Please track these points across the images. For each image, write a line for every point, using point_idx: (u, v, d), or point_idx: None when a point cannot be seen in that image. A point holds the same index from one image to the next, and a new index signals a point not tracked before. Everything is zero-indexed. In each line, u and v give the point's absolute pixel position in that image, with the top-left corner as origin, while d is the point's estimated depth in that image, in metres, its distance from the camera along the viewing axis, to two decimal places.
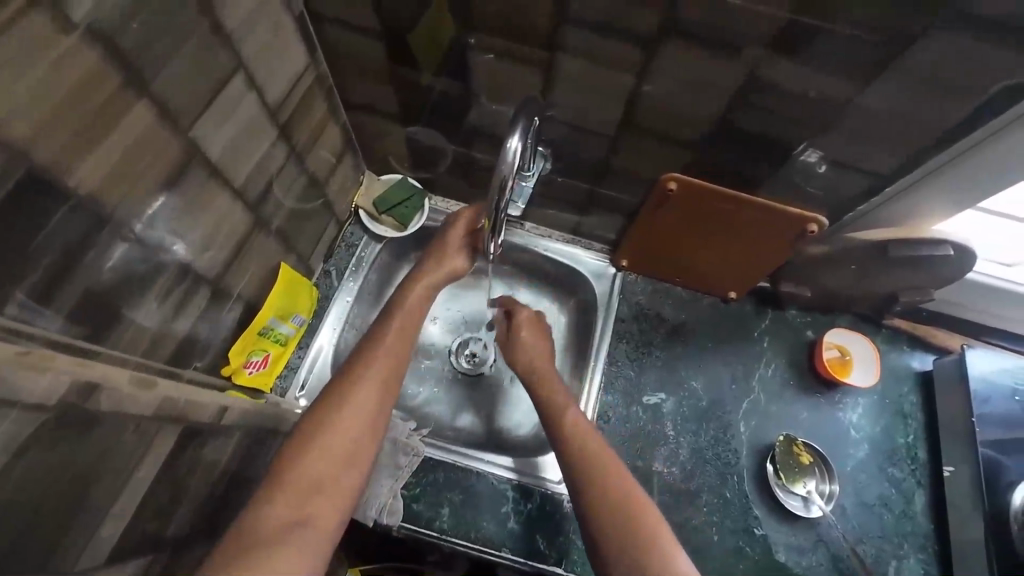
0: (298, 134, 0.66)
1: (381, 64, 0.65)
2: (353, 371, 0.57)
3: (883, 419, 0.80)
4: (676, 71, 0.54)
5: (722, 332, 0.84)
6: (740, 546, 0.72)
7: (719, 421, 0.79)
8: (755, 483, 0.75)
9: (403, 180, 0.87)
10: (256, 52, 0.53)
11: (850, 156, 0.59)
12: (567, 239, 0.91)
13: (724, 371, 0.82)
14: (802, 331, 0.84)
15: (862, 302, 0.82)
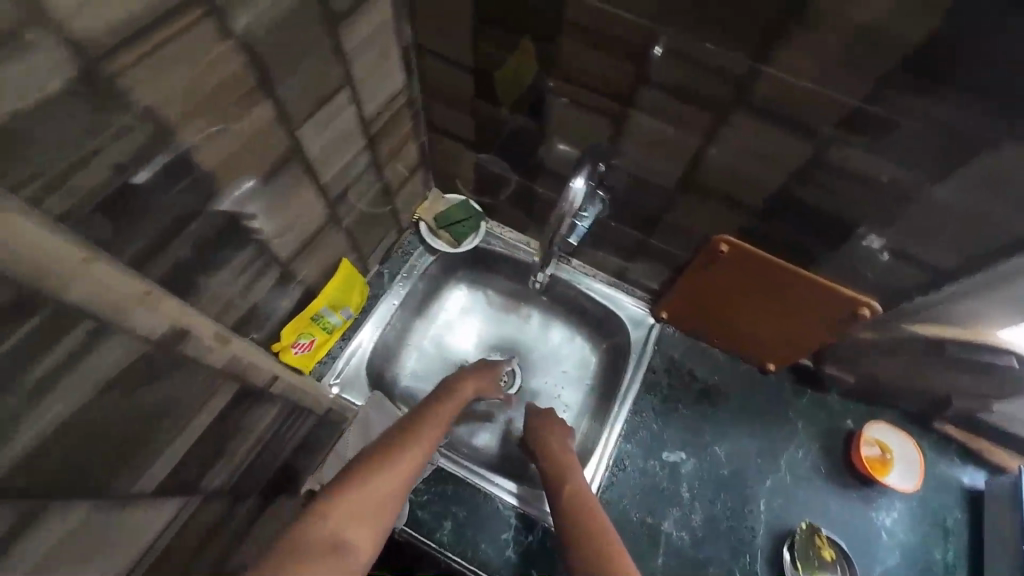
0: (382, 147, 0.73)
1: (468, 97, 0.71)
2: (417, 422, 0.66)
3: (921, 530, 0.75)
4: (743, 141, 0.56)
5: (755, 402, 0.82)
6: None
7: (738, 494, 0.76)
8: (767, 567, 0.71)
9: (466, 201, 0.93)
10: (363, 73, 0.60)
11: (911, 248, 0.58)
12: (611, 282, 0.92)
13: (752, 443, 0.80)
14: (841, 418, 0.81)
15: (912, 400, 0.78)
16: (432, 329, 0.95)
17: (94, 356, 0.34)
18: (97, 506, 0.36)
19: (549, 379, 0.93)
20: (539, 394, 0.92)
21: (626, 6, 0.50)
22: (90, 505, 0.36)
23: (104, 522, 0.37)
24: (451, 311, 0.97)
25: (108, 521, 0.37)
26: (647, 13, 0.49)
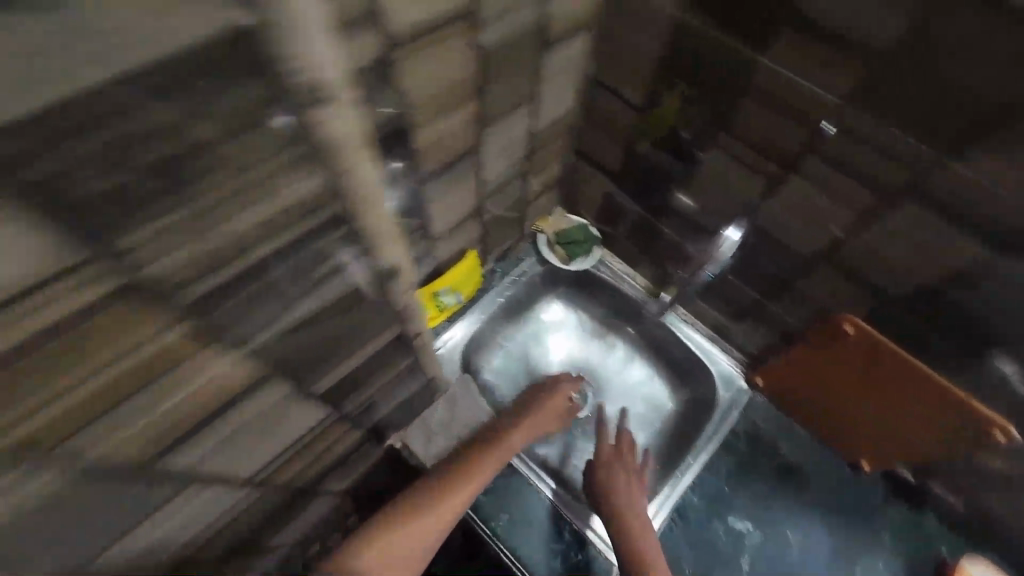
0: (534, 160, 0.80)
1: (625, 132, 0.77)
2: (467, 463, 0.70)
3: None
4: (903, 229, 0.56)
5: (838, 498, 0.78)
6: None
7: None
8: None
9: (586, 224, 0.98)
10: (546, 93, 0.68)
11: None
12: (708, 334, 0.92)
13: (826, 537, 0.76)
14: (933, 543, 0.75)
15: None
16: (524, 335, 1.03)
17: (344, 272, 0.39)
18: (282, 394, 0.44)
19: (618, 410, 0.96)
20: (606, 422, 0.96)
21: (817, 81, 0.53)
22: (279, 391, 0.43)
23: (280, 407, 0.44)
24: (542, 324, 1.04)
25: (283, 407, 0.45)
26: (834, 92, 0.52)
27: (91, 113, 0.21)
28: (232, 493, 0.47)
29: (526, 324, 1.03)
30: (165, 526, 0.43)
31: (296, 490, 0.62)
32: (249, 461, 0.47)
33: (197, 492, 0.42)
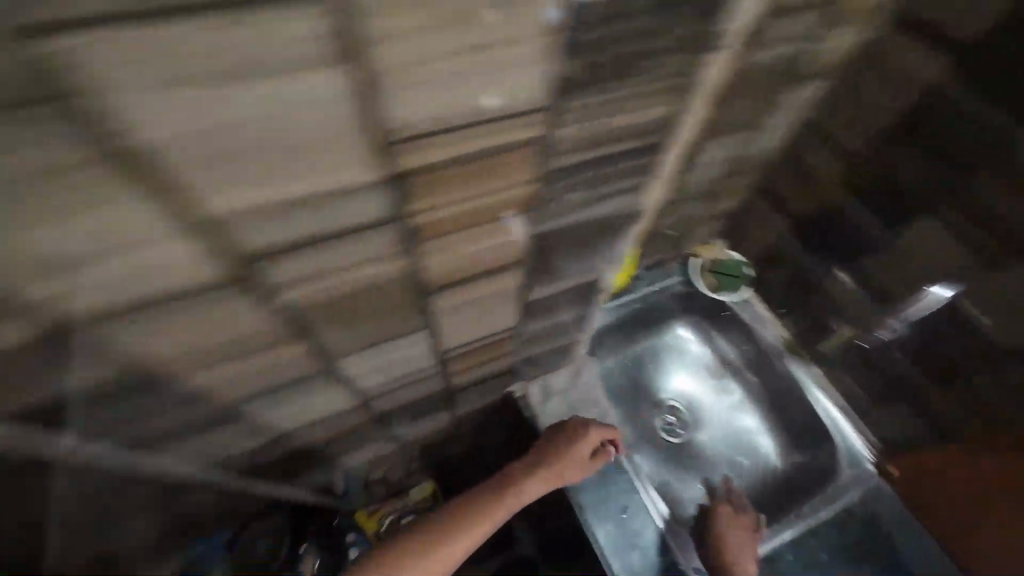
0: (723, 184, 0.85)
1: (829, 182, 0.79)
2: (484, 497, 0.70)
3: None
4: None
5: None
6: None
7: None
8: None
9: (740, 259, 1.02)
10: (768, 124, 0.73)
11: None
12: (841, 407, 0.91)
13: None
14: None
15: None
16: (647, 346, 1.07)
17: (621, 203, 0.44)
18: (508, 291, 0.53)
19: (722, 452, 0.98)
20: (706, 458, 0.98)
21: None
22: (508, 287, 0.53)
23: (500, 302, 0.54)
24: (665, 343, 1.08)
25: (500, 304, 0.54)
26: None
27: (615, 41, 0.27)
28: (429, 356, 0.57)
29: (652, 337, 1.07)
30: (385, 357, 0.53)
31: (446, 387, 0.71)
32: (455, 336, 0.56)
33: (421, 339, 0.52)
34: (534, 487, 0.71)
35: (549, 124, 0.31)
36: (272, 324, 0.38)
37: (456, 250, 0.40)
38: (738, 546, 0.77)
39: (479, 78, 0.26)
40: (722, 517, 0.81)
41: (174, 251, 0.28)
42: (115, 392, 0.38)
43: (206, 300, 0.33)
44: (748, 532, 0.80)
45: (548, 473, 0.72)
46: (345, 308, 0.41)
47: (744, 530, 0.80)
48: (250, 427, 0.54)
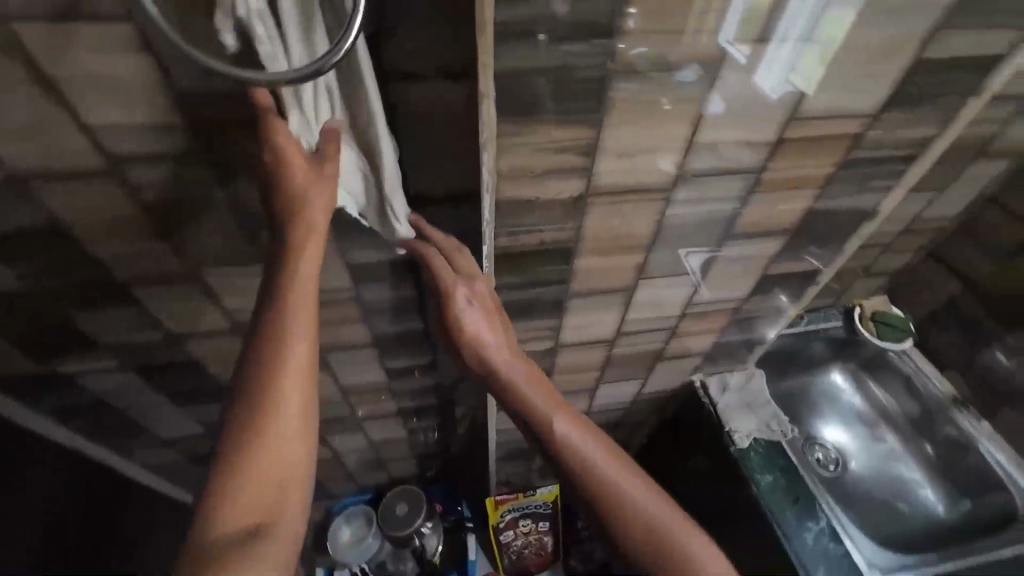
0: (900, 240, 1.03)
1: (1002, 247, 0.97)
2: (284, 349, 0.48)
3: None
4: None
5: None
6: None
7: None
8: None
9: (903, 316, 1.13)
10: (952, 191, 0.92)
11: None
12: (1014, 462, 0.98)
13: None
14: None
15: None
16: (800, 382, 1.18)
17: (873, 200, 0.67)
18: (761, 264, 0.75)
19: (880, 492, 1.07)
20: (864, 493, 1.07)
21: None
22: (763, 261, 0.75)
23: (751, 272, 0.76)
24: (823, 387, 1.18)
25: (750, 273, 0.76)
26: None
27: (925, 83, 0.52)
28: (681, 303, 0.79)
29: (805, 375, 1.19)
30: (664, 294, 0.75)
31: (660, 349, 0.91)
32: (706, 290, 0.77)
33: (690, 283, 0.74)
34: (312, 342, 0.49)
35: (867, 126, 0.55)
36: (652, 231, 0.63)
37: (769, 208, 0.63)
38: (477, 326, 0.60)
39: (778, 88, 0.49)
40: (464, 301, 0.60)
41: (667, 154, 0.53)
42: (550, 253, 0.62)
43: (650, 194, 0.58)
44: (487, 318, 0.61)
45: (284, 342, 0.48)
46: (687, 232, 0.64)
47: (483, 307, 0.61)
48: (555, 325, 0.77)
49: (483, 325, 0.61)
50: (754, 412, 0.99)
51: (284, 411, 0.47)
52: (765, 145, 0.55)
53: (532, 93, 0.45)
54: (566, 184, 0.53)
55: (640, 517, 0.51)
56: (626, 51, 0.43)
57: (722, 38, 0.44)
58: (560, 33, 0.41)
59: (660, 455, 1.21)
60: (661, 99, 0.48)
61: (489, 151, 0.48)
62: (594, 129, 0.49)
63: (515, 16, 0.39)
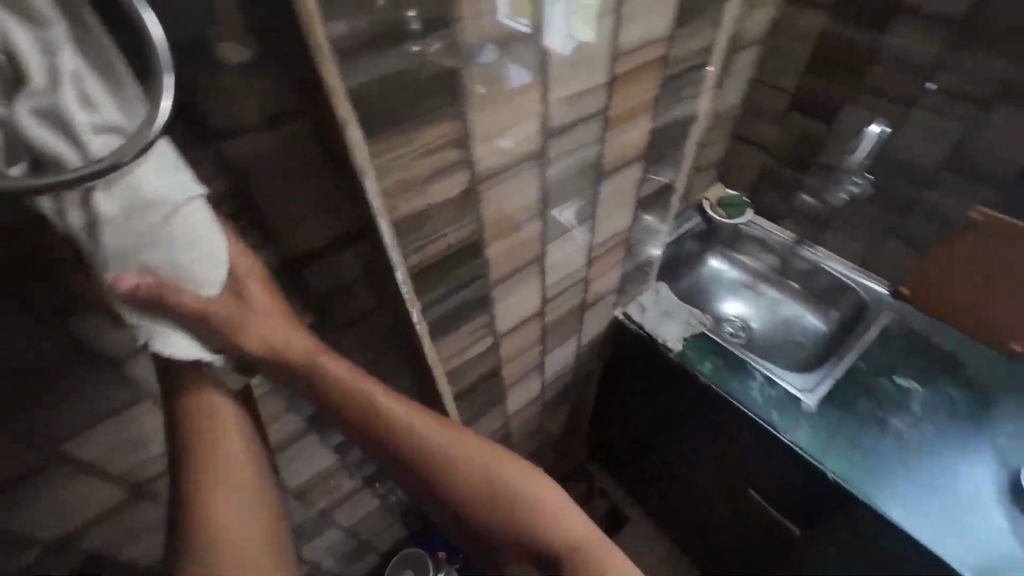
0: (712, 134, 1.23)
1: (776, 113, 1.22)
2: (212, 420, 0.57)
3: None
4: (1000, 122, 0.92)
5: (998, 378, 1.00)
6: (975, 510, 0.82)
7: (974, 427, 0.92)
8: (1002, 487, 0.85)
9: (736, 195, 1.37)
10: (729, 81, 1.13)
11: None
12: (849, 268, 1.24)
13: (1002, 404, 0.96)
14: None
15: None
16: (691, 280, 1.37)
17: (693, 105, 0.78)
18: (633, 192, 0.84)
19: (780, 336, 1.27)
20: (771, 343, 1.27)
21: (917, 48, 0.96)
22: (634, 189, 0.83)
23: (628, 202, 0.84)
24: (706, 276, 1.38)
25: (628, 202, 0.84)
26: (932, 45, 0.94)
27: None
28: (584, 251, 0.85)
29: (692, 272, 1.38)
30: (569, 248, 0.80)
31: (582, 300, 0.96)
32: (599, 231, 0.84)
33: (585, 230, 0.80)
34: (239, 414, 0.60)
35: (669, 45, 0.64)
36: (541, 196, 0.66)
37: (623, 139, 0.71)
38: (284, 340, 0.55)
39: (567, 45, 0.53)
40: (257, 308, 0.53)
41: (507, 134, 0.55)
42: (460, 253, 0.62)
43: (527, 162, 0.60)
44: (286, 323, 0.56)
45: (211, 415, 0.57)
46: (568, 185, 0.69)
47: (282, 317, 0.55)
48: (488, 319, 0.77)
49: (285, 334, 0.55)
50: (673, 316, 1.12)
51: (218, 477, 0.56)
52: (600, 87, 0.61)
53: (393, 102, 0.44)
54: (452, 181, 0.53)
55: (488, 483, 0.57)
56: (462, 35, 0.44)
57: (501, 16, 0.46)
58: (397, 34, 0.40)
59: (609, 402, 1.34)
60: (475, 89, 0.49)
61: (369, 175, 0.46)
62: (458, 120, 0.49)
63: (349, 29, 0.38)
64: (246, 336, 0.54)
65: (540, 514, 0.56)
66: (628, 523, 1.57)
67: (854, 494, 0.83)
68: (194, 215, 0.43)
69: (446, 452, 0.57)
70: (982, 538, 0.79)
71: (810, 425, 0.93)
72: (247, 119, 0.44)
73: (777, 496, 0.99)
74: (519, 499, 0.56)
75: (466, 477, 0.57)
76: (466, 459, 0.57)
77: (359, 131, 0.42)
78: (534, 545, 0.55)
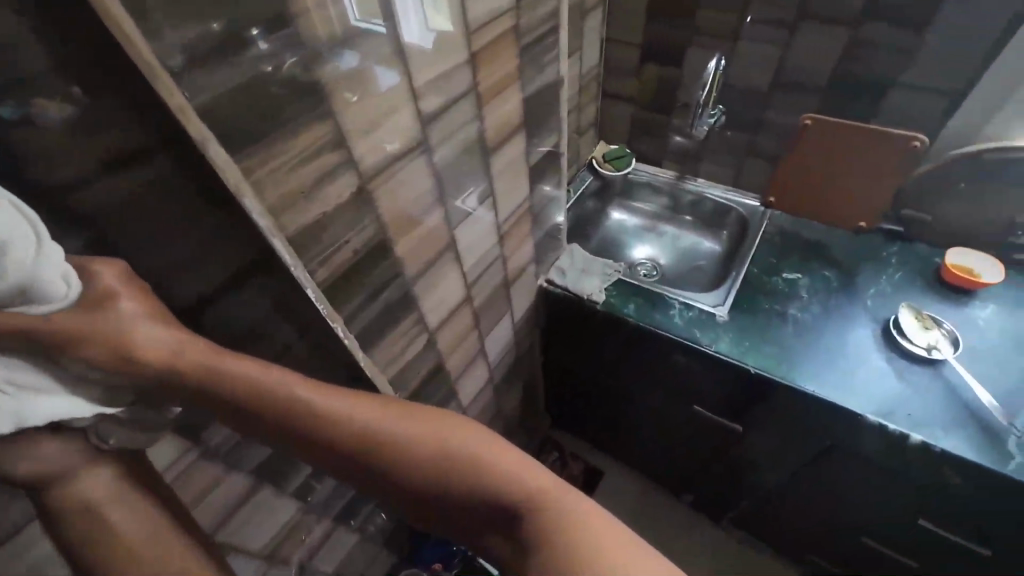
0: (582, 97, 1.31)
1: (632, 66, 1.32)
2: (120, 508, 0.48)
3: (1003, 322, 1.01)
4: (805, 40, 1.08)
5: (857, 252, 1.19)
6: (864, 362, 0.97)
7: (850, 297, 1.09)
8: (880, 338, 1.01)
9: (619, 148, 1.48)
10: (583, 45, 1.21)
11: (924, 84, 1.03)
12: (726, 190, 1.39)
13: (864, 273, 1.14)
14: (929, 259, 1.15)
15: (983, 232, 1.12)
16: (600, 238, 1.47)
17: (556, 70, 0.83)
18: (524, 163, 0.87)
19: (688, 265, 1.40)
20: (681, 273, 1.39)
21: None
22: (524, 159, 0.86)
23: (522, 173, 0.87)
24: (612, 230, 1.49)
25: (522, 173, 0.87)
26: None
27: None
28: (494, 229, 0.87)
29: (599, 230, 1.48)
30: (478, 228, 0.82)
31: (504, 277, 0.99)
32: (502, 207, 0.86)
33: (489, 208, 0.82)
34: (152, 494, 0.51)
35: (517, 16, 0.68)
36: (436, 183, 0.67)
37: (500, 112, 0.73)
38: (168, 345, 0.48)
39: (426, 38, 0.55)
40: (128, 318, 0.45)
41: (388, 136, 0.56)
42: (369, 257, 0.61)
43: (412, 153, 0.61)
44: (171, 332, 0.48)
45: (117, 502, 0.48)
46: (459, 167, 0.70)
47: (164, 325, 0.48)
48: (418, 317, 0.76)
49: (171, 345, 0.48)
50: (592, 271, 1.18)
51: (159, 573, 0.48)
52: (462, 66, 0.62)
53: (253, 115, 0.42)
54: (340, 184, 0.53)
55: (440, 451, 0.49)
56: (311, 34, 0.43)
57: (352, 19, 0.46)
58: (238, 41, 0.39)
59: (556, 369, 1.40)
60: (343, 96, 0.49)
61: (248, 195, 0.44)
62: (330, 121, 0.49)
63: (183, 43, 0.36)
64: (125, 358, 0.46)
65: (518, 492, 0.47)
66: (603, 475, 1.65)
67: (774, 378, 0.95)
68: (53, 273, 0.40)
69: (388, 432, 0.50)
70: (879, 384, 0.93)
71: (729, 333, 1.04)
72: (98, 164, 0.41)
73: (718, 403, 1.09)
74: (477, 463, 0.48)
75: (415, 454, 0.49)
76: (423, 444, 0.50)
77: (224, 150, 0.41)
78: (506, 511, 0.47)
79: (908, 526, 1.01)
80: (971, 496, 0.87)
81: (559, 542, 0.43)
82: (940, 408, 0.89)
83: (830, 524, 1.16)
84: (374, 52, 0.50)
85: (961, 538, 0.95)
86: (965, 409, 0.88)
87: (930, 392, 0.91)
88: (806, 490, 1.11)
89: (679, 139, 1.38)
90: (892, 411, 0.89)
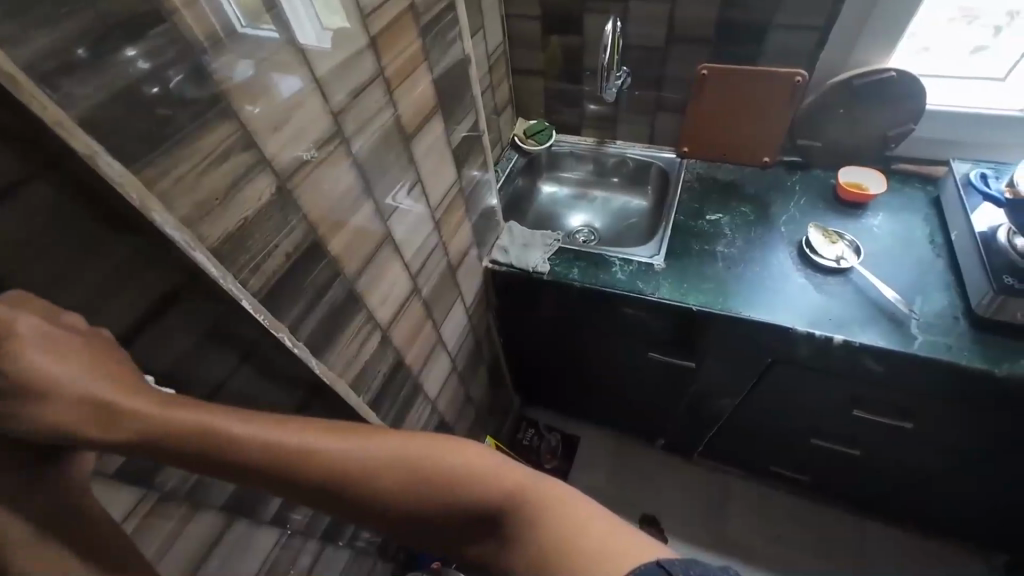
0: (493, 75, 1.32)
1: (536, 39, 1.34)
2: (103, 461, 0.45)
3: (891, 225, 1.15)
4: None
5: (766, 185, 1.29)
6: (786, 283, 1.07)
7: (766, 227, 1.19)
8: (796, 259, 1.12)
9: (538, 122, 1.52)
10: (485, 23, 1.21)
11: (797, 22, 1.13)
12: (644, 147, 1.46)
13: (775, 203, 1.24)
14: (826, 181, 1.28)
15: (865, 150, 1.25)
16: (535, 214, 1.50)
17: (460, 48, 0.83)
18: (446, 145, 0.87)
19: (622, 224, 1.45)
20: (617, 233, 1.44)
21: None
22: (446, 141, 0.86)
23: (446, 155, 0.87)
24: (545, 205, 1.53)
25: (446, 156, 0.87)
26: None
27: None
28: (429, 215, 0.87)
29: (533, 207, 1.51)
30: (412, 217, 0.81)
31: (448, 262, 0.99)
32: (432, 193, 0.86)
33: (419, 195, 0.81)
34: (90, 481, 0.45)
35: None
36: (358, 177, 0.65)
37: (411, 96, 0.72)
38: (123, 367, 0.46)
39: (321, 36, 0.54)
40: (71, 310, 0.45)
41: (300, 143, 0.55)
42: (304, 260, 0.60)
43: (329, 149, 0.59)
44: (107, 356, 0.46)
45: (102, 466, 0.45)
46: (380, 156, 0.69)
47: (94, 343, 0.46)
48: (367, 315, 0.75)
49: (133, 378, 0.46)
50: (533, 242, 1.20)
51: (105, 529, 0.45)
52: (364, 51, 0.61)
53: (142, 123, 0.39)
54: (257, 188, 0.51)
55: (418, 469, 0.48)
56: (191, 37, 0.41)
57: (239, 26, 0.44)
58: (105, 50, 0.36)
59: (515, 345, 1.42)
60: (244, 107, 0.47)
61: (157, 211, 0.42)
62: (233, 123, 0.46)
63: (41, 52, 0.33)
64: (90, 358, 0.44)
65: (509, 497, 0.46)
66: (579, 440, 1.71)
67: (714, 311, 1.03)
68: None
69: (363, 459, 0.49)
70: (800, 299, 1.03)
71: (668, 279, 1.11)
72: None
73: (670, 345, 1.16)
74: (460, 481, 0.48)
75: (392, 472, 0.48)
76: (405, 464, 0.48)
77: (121, 164, 0.38)
78: (492, 516, 0.47)
79: (847, 419, 1.13)
80: (888, 380, 0.99)
81: (546, 532, 0.44)
82: (855, 309, 1.00)
83: (783, 433, 1.27)
84: (268, 54, 0.48)
85: (890, 420, 1.08)
86: (873, 306, 1.00)
87: (844, 297, 1.03)
88: (759, 407, 1.22)
89: (593, 105, 1.43)
90: (818, 319, 0.99)
